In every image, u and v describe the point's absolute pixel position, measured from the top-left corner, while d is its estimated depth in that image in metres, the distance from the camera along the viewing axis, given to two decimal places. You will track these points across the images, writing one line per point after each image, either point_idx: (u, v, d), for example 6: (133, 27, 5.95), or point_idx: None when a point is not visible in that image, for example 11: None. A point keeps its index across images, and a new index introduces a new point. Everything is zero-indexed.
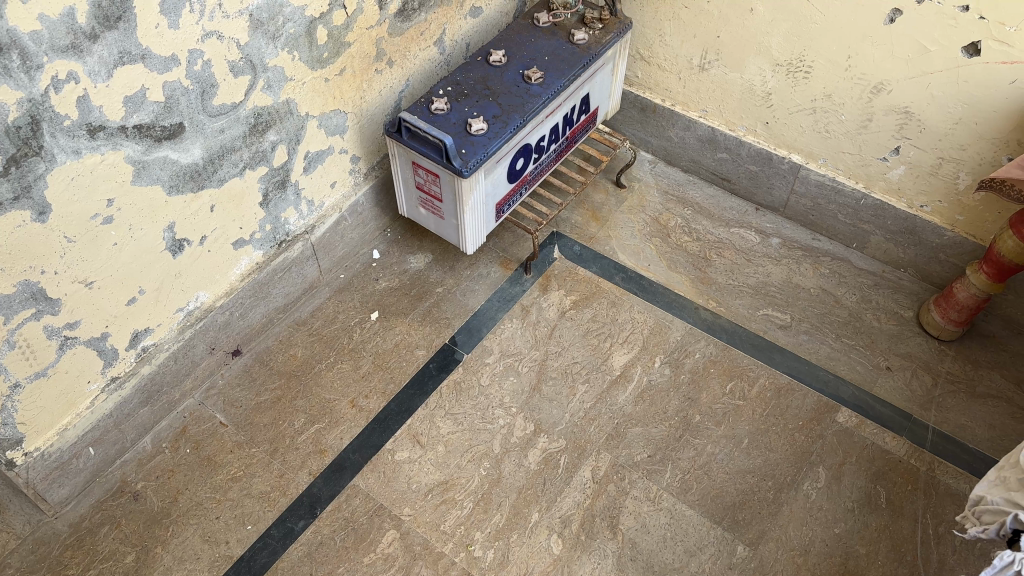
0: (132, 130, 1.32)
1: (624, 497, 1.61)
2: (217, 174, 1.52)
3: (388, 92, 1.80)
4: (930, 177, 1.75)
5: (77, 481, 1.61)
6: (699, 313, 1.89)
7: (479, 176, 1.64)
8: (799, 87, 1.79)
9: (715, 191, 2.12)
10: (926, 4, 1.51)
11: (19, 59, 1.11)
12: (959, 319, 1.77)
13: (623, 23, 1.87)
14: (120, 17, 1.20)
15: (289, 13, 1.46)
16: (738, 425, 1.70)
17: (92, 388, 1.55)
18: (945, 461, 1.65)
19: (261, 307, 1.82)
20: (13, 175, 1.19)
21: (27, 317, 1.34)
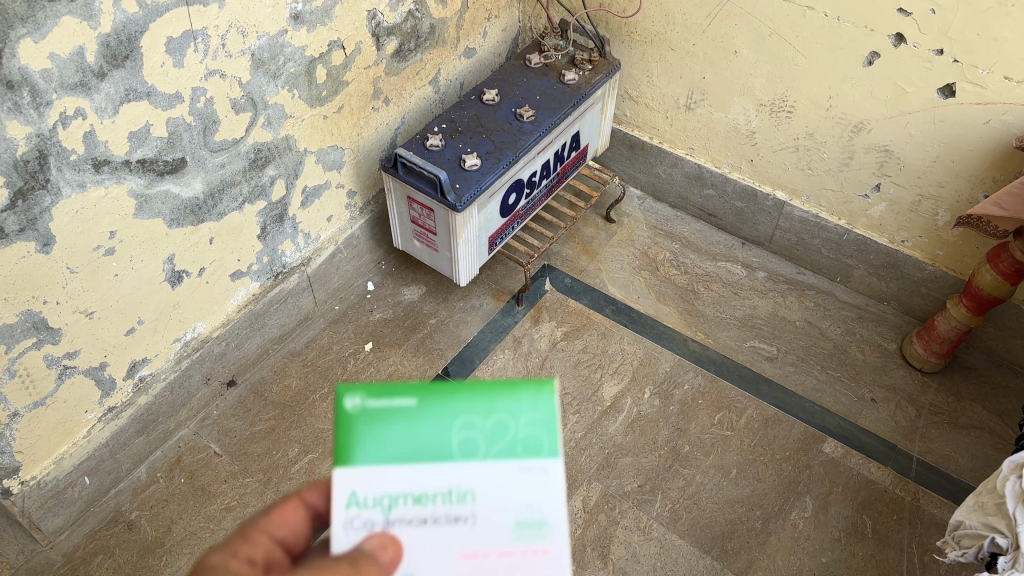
0: (136, 164, 1.36)
1: (614, 527, 1.62)
2: (216, 207, 1.56)
3: (384, 129, 1.85)
4: (910, 214, 1.80)
5: (71, 510, 1.62)
6: (688, 345, 1.92)
7: (472, 210, 1.68)
8: (782, 126, 1.85)
9: (702, 226, 2.18)
10: (903, 48, 1.57)
11: (30, 96, 1.15)
12: (941, 351, 1.81)
13: (612, 64, 1.94)
14: (127, 56, 1.25)
15: (289, 53, 1.51)
16: (727, 455, 1.73)
17: (88, 417, 1.56)
18: (929, 491, 1.68)
19: (256, 338, 1.85)
20: (19, 207, 1.23)
21: (28, 346, 1.36)
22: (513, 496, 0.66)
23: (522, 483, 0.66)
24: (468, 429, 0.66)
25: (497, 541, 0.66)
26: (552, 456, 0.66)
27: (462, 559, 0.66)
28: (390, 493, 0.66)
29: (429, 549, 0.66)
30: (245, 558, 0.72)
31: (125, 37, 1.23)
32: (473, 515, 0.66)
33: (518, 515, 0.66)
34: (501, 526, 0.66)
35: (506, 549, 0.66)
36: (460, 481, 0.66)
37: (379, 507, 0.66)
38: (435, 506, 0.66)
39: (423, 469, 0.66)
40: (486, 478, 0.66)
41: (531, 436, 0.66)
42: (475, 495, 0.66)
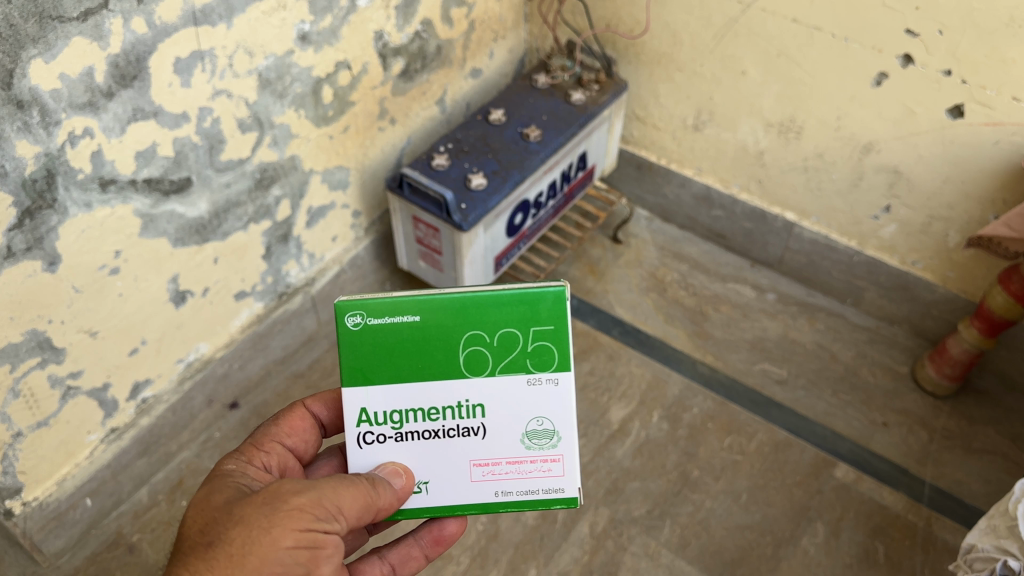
0: (142, 183, 1.35)
1: (622, 554, 1.59)
2: (222, 227, 1.55)
3: (390, 149, 1.85)
4: (920, 235, 1.78)
5: (72, 532, 1.60)
6: (697, 367, 1.90)
7: (478, 230, 1.67)
8: (791, 146, 1.84)
9: (710, 247, 2.16)
10: (911, 68, 1.56)
11: (39, 115, 1.15)
12: (953, 374, 1.78)
13: (619, 84, 1.94)
14: (135, 75, 1.25)
15: (296, 72, 1.51)
16: (737, 480, 1.70)
17: (90, 438, 1.55)
18: (942, 517, 1.65)
19: (259, 359, 1.84)
20: (27, 226, 1.22)
21: (32, 366, 1.35)
22: (513, 403, 0.96)
23: (527, 393, 0.96)
24: (476, 342, 0.95)
25: (501, 452, 0.97)
26: (559, 369, 0.96)
27: (473, 464, 0.97)
28: (400, 411, 0.96)
29: (446, 451, 0.97)
30: (260, 465, 0.95)
31: (134, 57, 1.23)
32: (483, 428, 0.96)
33: (526, 426, 0.97)
34: (508, 434, 0.96)
35: (515, 457, 0.97)
36: (469, 396, 0.96)
37: (388, 423, 0.96)
38: (446, 420, 0.96)
39: (436, 384, 0.95)
40: (490, 393, 0.96)
41: (540, 345, 0.95)
42: (481, 410, 0.96)
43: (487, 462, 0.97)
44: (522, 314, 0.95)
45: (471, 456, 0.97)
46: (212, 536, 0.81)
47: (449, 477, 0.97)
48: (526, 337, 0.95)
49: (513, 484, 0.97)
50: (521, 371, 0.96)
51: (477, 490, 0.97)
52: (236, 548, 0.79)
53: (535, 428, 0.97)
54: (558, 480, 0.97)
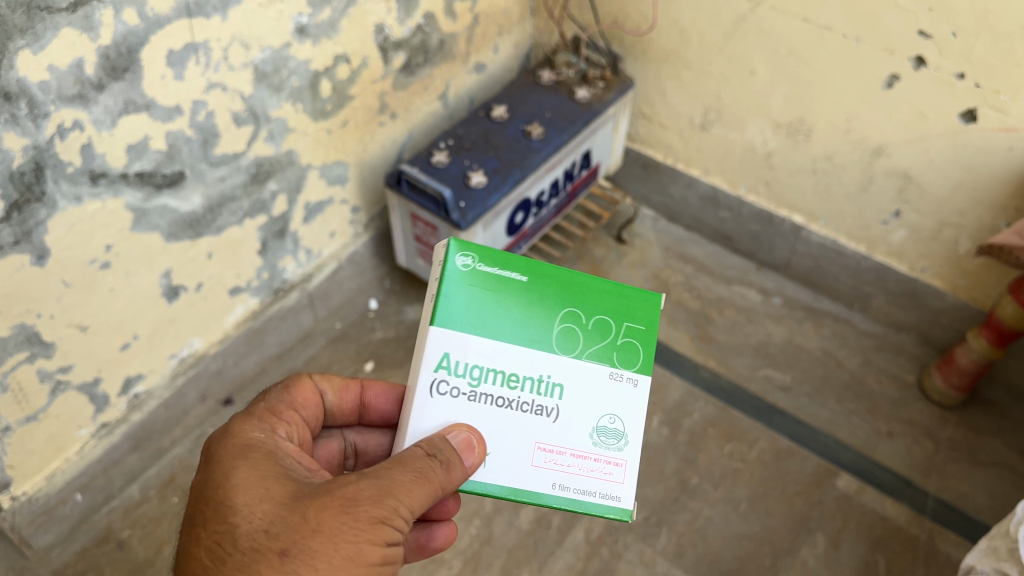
0: (134, 177, 1.33)
1: (617, 561, 1.57)
2: (216, 222, 1.53)
3: (391, 144, 1.82)
4: (930, 242, 1.74)
5: (62, 527, 1.60)
6: (699, 372, 1.87)
7: (477, 229, 1.64)
8: (799, 148, 1.80)
9: (717, 249, 2.13)
10: (923, 71, 1.51)
11: (27, 108, 1.13)
12: (961, 385, 1.74)
13: (625, 81, 1.90)
14: (127, 68, 1.22)
15: (293, 66, 1.48)
16: (737, 488, 1.67)
17: (81, 433, 1.53)
18: (946, 530, 1.61)
19: (254, 355, 1.82)
20: (14, 220, 1.20)
21: (21, 360, 1.33)
22: (595, 395, 0.89)
23: (606, 385, 0.89)
24: (570, 319, 0.87)
25: (570, 441, 0.88)
26: (642, 371, 0.90)
27: (538, 447, 0.87)
28: (482, 366, 0.85)
29: (514, 429, 0.87)
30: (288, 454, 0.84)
31: (125, 49, 1.20)
32: (556, 409, 0.87)
33: (597, 421, 0.89)
34: (579, 422, 0.88)
35: (579, 451, 0.88)
36: (552, 373, 0.87)
37: (467, 378, 0.85)
38: (524, 390, 0.87)
39: (521, 351, 0.86)
40: (570, 371, 0.88)
41: (628, 341, 0.89)
42: (560, 389, 0.88)
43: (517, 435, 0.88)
44: (625, 309, 0.89)
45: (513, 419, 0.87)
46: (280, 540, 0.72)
47: (508, 465, 0.87)
48: (616, 329, 0.89)
49: (573, 479, 0.88)
50: (605, 363, 0.89)
51: (533, 477, 0.87)
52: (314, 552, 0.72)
53: (606, 424, 0.89)
54: (617, 488, 0.88)
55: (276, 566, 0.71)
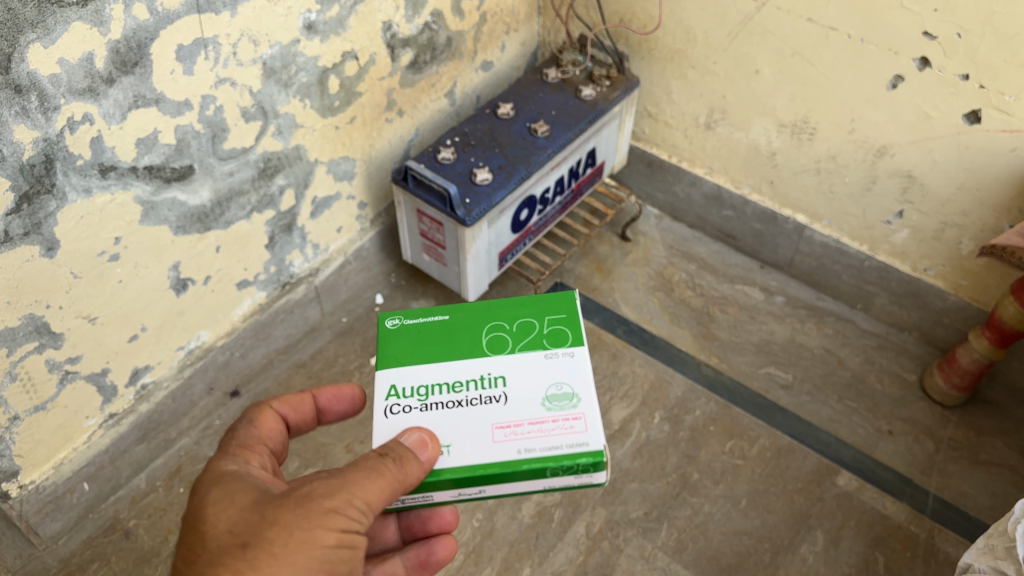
0: (143, 170, 1.35)
1: (617, 555, 1.58)
2: (224, 216, 1.55)
3: (398, 141, 1.84)
4: (933, 242, 1.75)
5: (69, 516, 1.62)
6: (701, 369, 1.88)
7: (482, 226, 1.66)
8: (804, 148, 1.81)
9: (720, 247, 2.14)
10: (928, 71, 1.52)
11: (38, 100, 1.15)
12: (962, 385, 1.75)
13: (631, 80, 1.91)
14: (136, 62, 1.24)
15: (302, 62, 1.50)
16: (738, 484, 1.68)
17: (89, 423, 1.56)
18: (945, 529, 1.62)
19: (261, 348, 1.84)
20: (24, 211, 1.22)
21: (30, 350, 1.36)
22: (537, 375, 0.96)
23: (546, 364, 0.97)
24: (496, 329, 1.00)
25: (525, 414, 0.93)
26: (575, 345, 0.98)
27: (496, 429, 0.92)
28: (424, 385, 0.96)
29: (468, 420, 0.92)
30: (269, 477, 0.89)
31: (135, 44, 1.22)
32: (504, 396, 0.94)
33: (546, 390, 0.95)
34: (530, 397, 0.94)
35: (536, 418, 0.92)
36: (491, 369, 0.97)
37: (415, 396, 0.95)
38: (469, 391, 0.95)
39: (459, 363, 0.97)
40: (509, 366, 0.97)
41: (555, 328, 1.00)
42: (502, 379, 0.96)
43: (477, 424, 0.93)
44: (544, 307, 1.02)
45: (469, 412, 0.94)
46: (245, 536, 0.77)
47: (470, 443, 0.90)
48: (539, 323, 1.00)
49: (537, 442, 0.90)
50: (539, 349, 0.98)
51: (499, 449, 0.90)
52: (279, 548, 0.76)
53: (556, 393, 0.94)
54: (582, 435, 0.90)
55: (239, 558, 0.76)
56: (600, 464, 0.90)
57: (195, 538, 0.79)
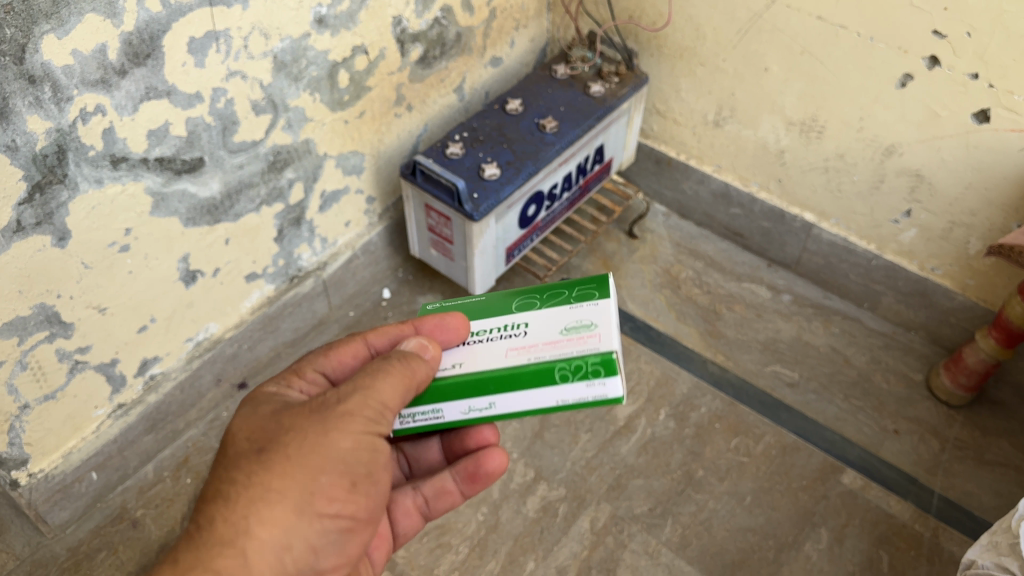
0: (154, 162, 1.36)
1: (621, 550, 1.59)
2: (234, 208, 1.56)
3: (406, 136, 1.85)
4: (941, 241, 1.75)
5: (78, 505, 1.63)
6: (707, 367, 1.88)
7: (490, 220, 1.66)
8: (812, 146, 1.81)
9: (728, 245, 2.14)
10: (937, 70, 1.52)
11: (51, 91, 1.16)
12: (969, 384, 1.75)
13: (639, 77, 1.91)
14: (149, 54, 1.25)
15: (312, 56, 1.51)
16: (742, 481, 1.68)
17: (98, 413, 1.57)
18: (950, 528, 1.62)
19: (269, 340, 1.85)
20: (37, 201, 1.23)
21: (40, 339, 1.37)
22: (559, 318, 0.97)
23: (572, 310, 0.97)
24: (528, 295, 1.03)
25: (539, 338, 0.96)
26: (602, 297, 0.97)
27: (508, 352, 0.96)
28: None
29: (484, 349, 0.97)
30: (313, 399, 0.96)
31: (147, 35, 1.23)
32: (524, 330, 0.98)
33: (566, 322, 0.96)
34: (548, 328, 0.97)
35: (549, 341, 0.95)
36: (516, 318, 1.00)
37: None
38: (489, 332, 1.00)
39: (486, 318, 1.02)
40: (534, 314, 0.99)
41: (586, 290, 1.00)
42: (524, 322, 0.99)
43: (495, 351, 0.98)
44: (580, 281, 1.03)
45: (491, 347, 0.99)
46: (265, 441, 0.84)
47: (480, 360, 0.96)
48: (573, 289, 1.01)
49: (542, 356, 0.93)
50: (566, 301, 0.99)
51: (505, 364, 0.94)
52: (293, 450, 0.82)
53: (575, 324, 0.96)
54: (590, 347, 0.91)
55: (257, 459, 0.83)
56: (607, 369, 0.90)
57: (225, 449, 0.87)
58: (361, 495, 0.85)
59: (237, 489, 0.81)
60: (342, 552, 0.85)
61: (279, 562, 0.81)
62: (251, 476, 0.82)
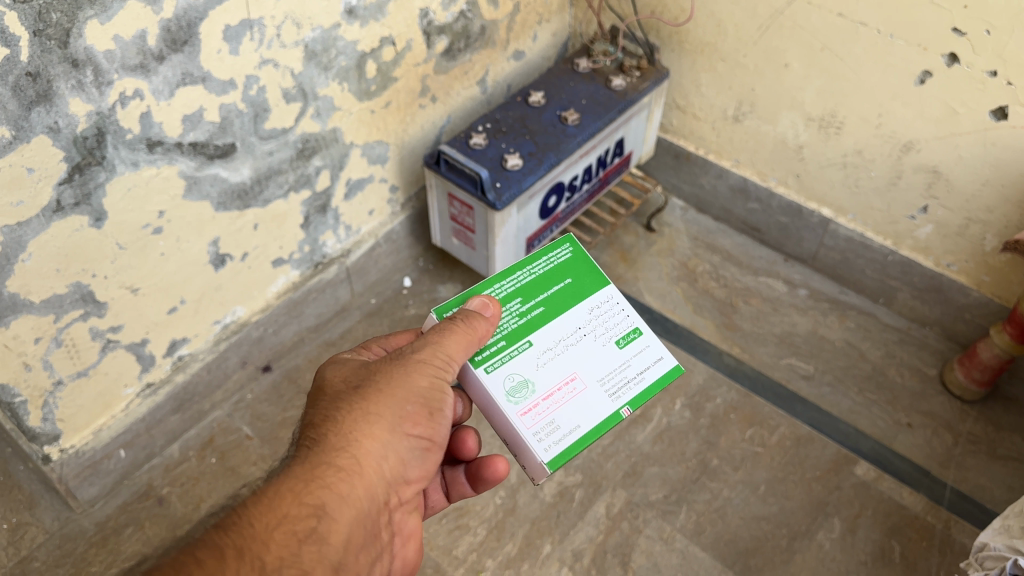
0: (187, 146, 1.40)
1: (636, 536, 1.61)
2: (263, 193, 1.59)
3: (430, 127, 1.88)
4: (957, 238, 1.77)
5: (106, 481, 1.68)
6: (723, 358, 1.91)
7: (512, 210, 1.70)
8: (830, 142, 1.83)
9: (745, 240, 2.16)
10: (956, 68, 1.54)
11: (92, 75, 1.20)
12: (983, 379, 1.76)
13: (660, 71, 1.94)
14: (186, 41, 1.29)
15: (342, 46, 1.55)
16: (757, 471, 1.71)
17: (127, 392, 1.61)
18: (962, 521, 1.64)
19: (293, 325, 1.89)
20: (76, 181, 1.27)
21: (75, 317, 1.41)
22: None
23: None
24: None
25: None
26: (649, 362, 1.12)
27: None
28: None
29: None
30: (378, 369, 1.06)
31: (185, 22, 1.27)
32: None
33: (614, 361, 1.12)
34: None
35: None
36: None
37: None
38: None
39: None
40: None
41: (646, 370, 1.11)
42: None
43: (583, 387, 1.04)
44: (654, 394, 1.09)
45: (585, 392, 1.04)
46: (361, 380, 0.95)
47: None
48: None
49: None
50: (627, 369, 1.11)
51: None
52: (385, 384, 0.94)
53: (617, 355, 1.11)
54: None
55: (355, 391, 0.93)
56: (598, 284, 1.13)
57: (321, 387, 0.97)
58: (437, 424, 0.97)
59: (342, 414, 0.92)
60: (422, 473, 0.96)
61: (379, 470, 0.91)
62: (351, 405, 0.92)
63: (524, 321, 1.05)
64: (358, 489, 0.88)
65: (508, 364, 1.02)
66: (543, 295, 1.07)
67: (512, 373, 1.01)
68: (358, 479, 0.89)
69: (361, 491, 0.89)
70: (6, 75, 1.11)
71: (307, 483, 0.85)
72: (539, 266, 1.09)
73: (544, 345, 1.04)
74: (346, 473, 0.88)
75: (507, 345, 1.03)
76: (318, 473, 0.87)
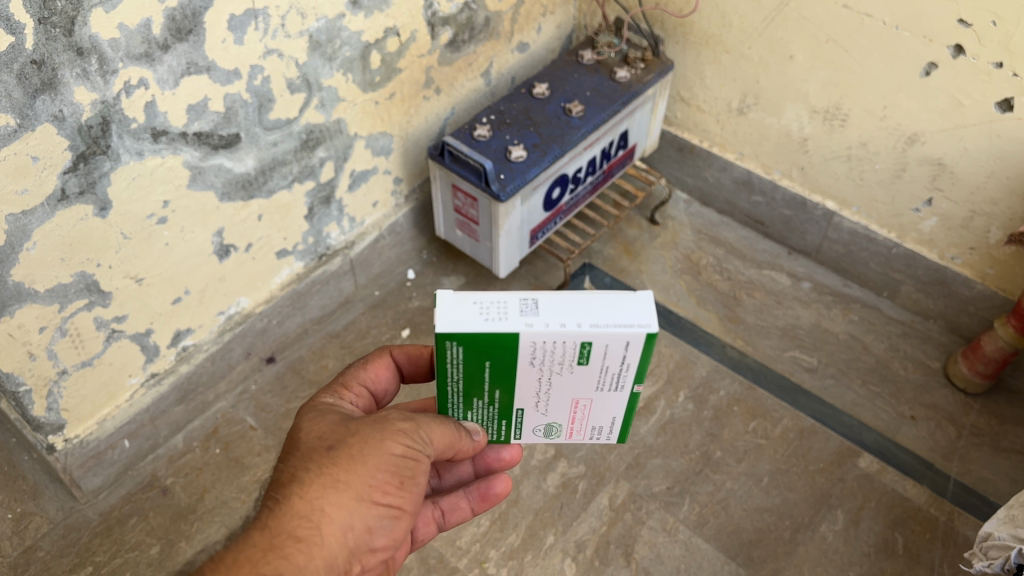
0: (192, 136, 1.40)
1: (639, 527, 1.62)
2: (267, 184, 1.59)
3: (434, 118, 1.88)
4: (961, 230, 1.76)
5: (110, 472, 1.68)
6: (726, 351, 1.91)
7: (516, 202, 1.70)
8: (835, 134, 1.83)
9: (748, 233, 2.16)
10: (962, 59, 1.54)
11: (97, 63, 1.20)
12: (986, 372, 1.76)
13: (664, 64, 1.93)
14: (191, 30, 1.29)
15: (346, 36, 1.54)
16: (760, 463, 1.71)
17: (131, 381, 1.61)
18: (965, 513, 1.64)
19: (297, 316, 1.89)
20: (80, 170, 1.27)
21: (80, 307, 1.41)
22: None
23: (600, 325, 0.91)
24: None
25: None
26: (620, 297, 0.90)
27: None
28: None
29: None
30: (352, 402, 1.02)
31: (190, 11, 1.27)
32: None
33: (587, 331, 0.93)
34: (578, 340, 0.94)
35: None
36: None
37: None
38: None
39: None
40: None
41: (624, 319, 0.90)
42: None
43: (591, 399, 0.98)
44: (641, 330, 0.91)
45: (597, 401, 0.98)
46: (333, 441, 0.90)
47: None
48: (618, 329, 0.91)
49: None
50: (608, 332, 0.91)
51: None
52: (356, 452, 0.88)
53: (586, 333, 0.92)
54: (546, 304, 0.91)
55: (325, 455, 0.88)
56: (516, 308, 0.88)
57: (292, 440, 0.93)
58: (408, 493, 0.90)
59: (309, 476, 0.87)
60: (388, 542, 0.90)
61: (342, 538, 0.85)
62: (321, 467, 0.87)
63: (498, 404, 0.99)
64: (317, 561, 0.83)
65: (524, 427, 1.03)
66: (488, 384, 0.95)
67: (534, 429, 1.04)
68: (318, 549, 0.84)
69: (320, 561, 0.84)
70: (11, 63, 1.11)
71: (265, 553, 0.81)
72: (452, 369, 0.92)
73: (531, 403, 0.98)
74: (306, 543, 0.83)
75: (508, 422, 1.02)
76: (278, 542, 0.82)
